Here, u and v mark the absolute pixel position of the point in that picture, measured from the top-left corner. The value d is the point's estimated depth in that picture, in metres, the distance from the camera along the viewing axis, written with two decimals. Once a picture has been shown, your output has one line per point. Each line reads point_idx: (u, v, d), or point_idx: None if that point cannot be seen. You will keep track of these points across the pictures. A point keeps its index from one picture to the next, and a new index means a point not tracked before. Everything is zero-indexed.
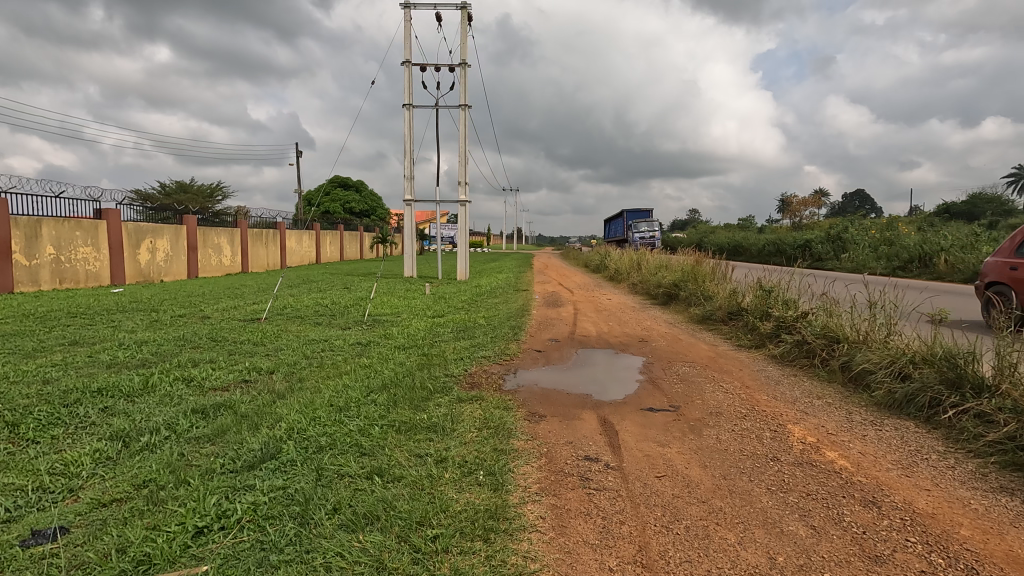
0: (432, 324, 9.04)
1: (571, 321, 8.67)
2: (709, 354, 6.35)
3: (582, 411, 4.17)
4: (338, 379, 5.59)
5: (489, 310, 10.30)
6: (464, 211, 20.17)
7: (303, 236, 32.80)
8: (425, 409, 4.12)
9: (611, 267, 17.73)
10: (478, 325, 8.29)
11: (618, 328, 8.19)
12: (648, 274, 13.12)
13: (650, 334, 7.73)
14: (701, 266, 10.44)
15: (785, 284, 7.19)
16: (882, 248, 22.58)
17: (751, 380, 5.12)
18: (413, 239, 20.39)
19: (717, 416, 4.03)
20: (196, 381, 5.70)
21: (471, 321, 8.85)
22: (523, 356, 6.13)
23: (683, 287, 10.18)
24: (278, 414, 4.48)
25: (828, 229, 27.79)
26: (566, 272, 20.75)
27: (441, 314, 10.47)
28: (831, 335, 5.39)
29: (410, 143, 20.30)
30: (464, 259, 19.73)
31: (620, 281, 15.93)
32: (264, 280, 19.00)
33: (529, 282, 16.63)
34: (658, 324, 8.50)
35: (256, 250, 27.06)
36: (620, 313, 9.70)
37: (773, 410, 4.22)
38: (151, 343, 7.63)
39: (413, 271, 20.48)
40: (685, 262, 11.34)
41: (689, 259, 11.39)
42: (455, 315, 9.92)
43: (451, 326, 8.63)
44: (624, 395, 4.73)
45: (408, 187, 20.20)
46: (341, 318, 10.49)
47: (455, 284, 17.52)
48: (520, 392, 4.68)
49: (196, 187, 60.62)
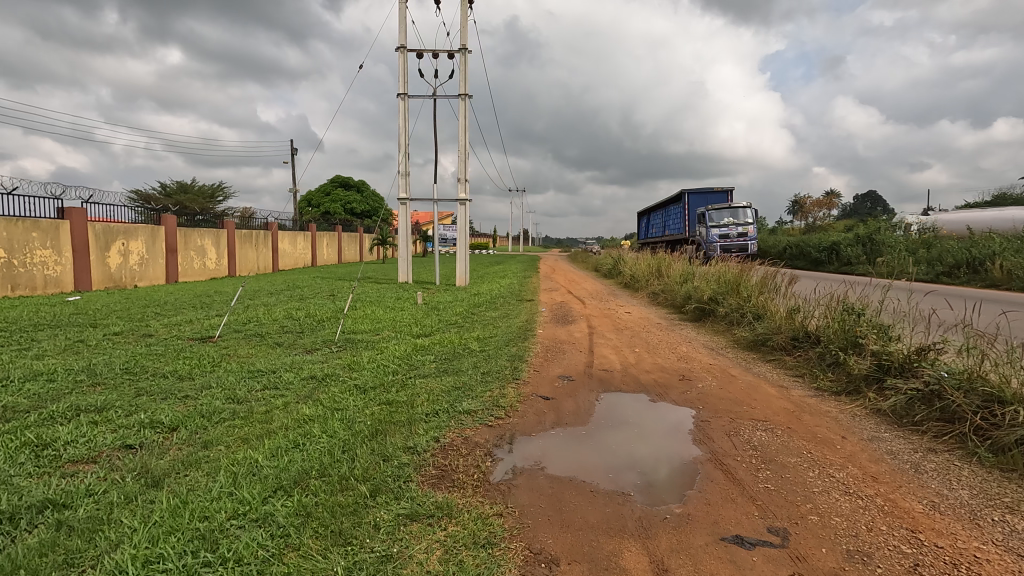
0: (412, 348, 7.28)
1: (588, 347, 6.87)
2: (785, 406, 4.54)
3: (623, 549, 2.40)
4: (252, 450, 3.80)
5: (486, 329, 8.49)
6: (464, 210, 18.45)
7: (298, 238, 31.20)
8: (349, 548, 2.36)
9: (626, 273, 15.96)
10: (468, 353, 6.51)
11: (648, 357, 6.37)
12: (672, 283, 11.32)
13: (693, 367, 5.91)
14: (745, 277, 8.58)
15: (879, 305, 5.36)
16: (922, 252, 20.59)
17: (874, 466, 3.33)
18: (409, 240, 18.70)
19: (868, 571, 2.23)
20: (53, 448, 3.96)
21: (462, 346, 7.07)
22: (523, 410, 4.34)
23: (723, 302, 8.35)
24: (115, 537, 2.71)
25: (860, 230, 25.65)
26: (574, 278, 19.02)
27: (428, 333, 8.68)
28: (986, 390, 3.64)
29: (406, 136, 18.61)
30: (464, 263, 18.01)
31: (637, 289, 14.18)
32: (245, 286, 17.31)
33: (533, 290, 14.89)
34: (697, 352, 6.67)
35: (245, 252, 25.44)
36: (646, 334, 7.87)
37: (956, 546, 2.43)
38: (44, 377, 5.89)
39: (409, 277, 18.82)
40: (723, 271, 9.44)
41: (728, 268, 9.49)
42: (444, 335, 8.15)
43: (436, 352, 6.84)
44: (682, 494, 2.96)
45: (404, 185, 18.52)
46: (309, 337, 8.74)
47: (453, 292, 15.80)
48: (518, 495, 2.90)
49: (196, 187, 59.45)
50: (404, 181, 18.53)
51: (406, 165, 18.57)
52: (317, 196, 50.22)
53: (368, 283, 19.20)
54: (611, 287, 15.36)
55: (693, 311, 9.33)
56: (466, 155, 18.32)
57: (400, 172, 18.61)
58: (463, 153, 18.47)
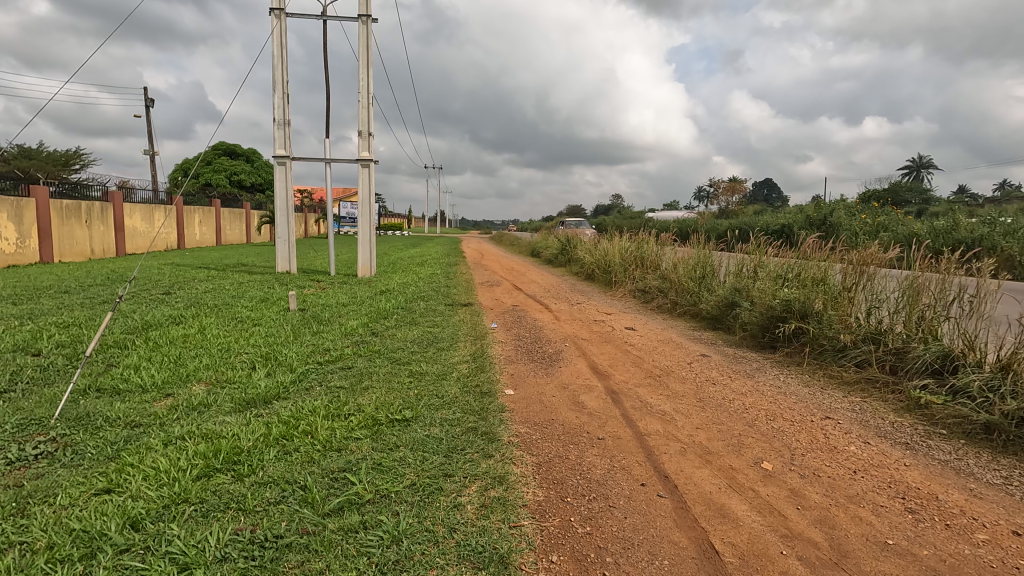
0: (200, 474, 2.82)
1: (653, 466, 2.77)
2: None
3: None
4: None
5: (395, 387, 4.17)
6: (367, 174, 13.72)
7: (157, 214, 24.76)
8: None
9: (586, 262, 12.16)
10: (337, 530, 2.17)
11: (836, 507, 2.39)
12: (687, 283, 7.55)
13: (1019, 568, 1.99)
14: (872, 276, 4.84)
15: None
16: (882, 233, 18.15)
17: None
18: (290, 214, 13.78)
19: None
20: None
21: (331, 473, 2.72)
22: None
23: (844, 325, 4.59)
24: None
25: (811, 211, 23.23)
26: (514, 267, 15.07)
27: (274, 394, 4.26)
28: None
29: (284, 70, 13.59)
30: (366, 248, 13.78)
31: (610, 287, 10.41)
32: (33, 282, 11.71)
33: (465, 285, 10.67)
34: (906, 468, 2.79)
35: (69, 231, 19.03)
36: (722, 395, 3.91)
37: None
38: None
39: (292, 267, 14.08)
40: (810, 269, 5.57)
41: (818, 261, 5.67)
42: (306, 411, 3.75)
43: (255, 509, 2.45)
44: None
45: (284, 138, 13.56)
46: (5, 408, 4.02)
47: (349, 289, 11.24)
48: None
49: (44, 155, 49.38)
50: (284, 132, 13.56)
51: (285, 111, 13.60)
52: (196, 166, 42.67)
53: (232, 275, 14.14)
54: (568, 281, 11.50)
55: (755, 331, 5.53)
56: (370, 100, 13.59)
57: (277, 120, 13.56)
58: (364, 97, 13.74)
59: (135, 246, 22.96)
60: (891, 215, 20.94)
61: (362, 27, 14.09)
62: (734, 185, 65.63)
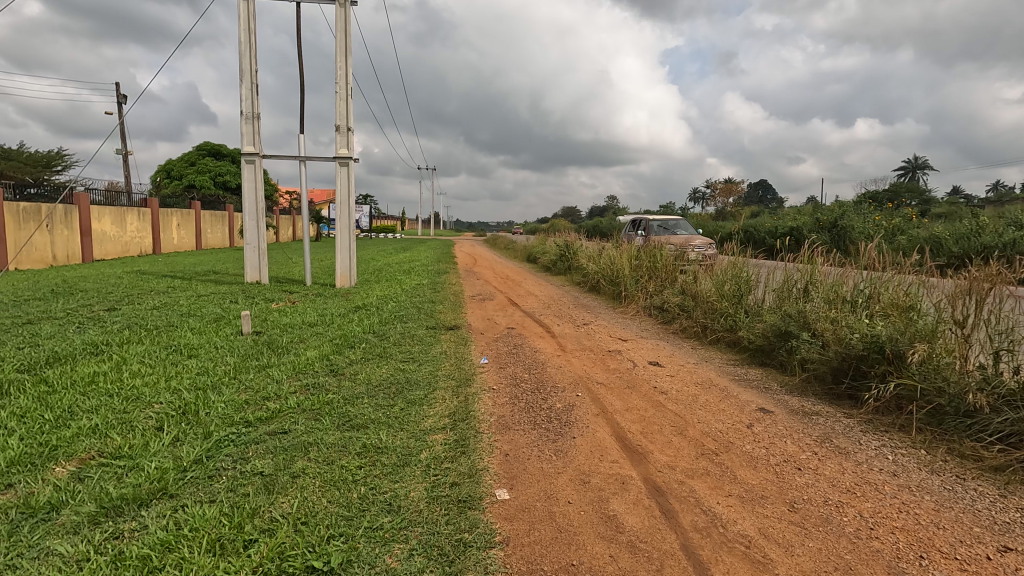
0: None
1: None
2: None
3: None
4: None
5: (334, 481, 2.83)
6: (347, 174, 12.37)
7: (130, 217, 23.29)
8: None
9: (589, 270, 10.83)
10: None
11: None
12: (721, 304, 6.22)
13: None
14: (1002, 306, 3.52)
15: None
16: (899, 235, 16.93)
17: None
18: (261, 218, 12.42)
19: None
20: None
21: None
22: None
23: (973, 380, 3.30)
24: None
25: (820, 212, 21.98)
26: (509, 275, 13.72)
27: (158, 489, 2.90)
28: None
29: (253, 58, 12.22)
30: (345, 255, 12.44)
31: (619, 301, 9.10)
32: None
33: (454, 298, 9.34)
34: None
35: (27, 236, 17.56)
36: (824, 498, 2.61)
37: None
38: None
39: (262, 276, 12.70)
40: (902, 296, 4.26)
41: (905, 283, 4.37)
42: (187, 533, 2.41)
43: None
44: None
45: (252, 134, 12.20)
46: None
47: (324, 303, 9.90)
48: None
49: (23, 155, 47.70)
50: (252, 127, 12.19)
51: (254, 103, 12.23)
52: (180, 167, 41.16)
53: (196, 286, 12.77)
54: (570, 294, 10.19)
55: (829, 375, 4.24)
56: (349, 91, 12.25)
57: (244, 114, 12.18)
58: (343, 87, 12.38)
59: (103, 251, 21.46)
60: (906, 216, 19.72)
61: (341, 11, 12.73)
62: (731, 186, 64.58)
